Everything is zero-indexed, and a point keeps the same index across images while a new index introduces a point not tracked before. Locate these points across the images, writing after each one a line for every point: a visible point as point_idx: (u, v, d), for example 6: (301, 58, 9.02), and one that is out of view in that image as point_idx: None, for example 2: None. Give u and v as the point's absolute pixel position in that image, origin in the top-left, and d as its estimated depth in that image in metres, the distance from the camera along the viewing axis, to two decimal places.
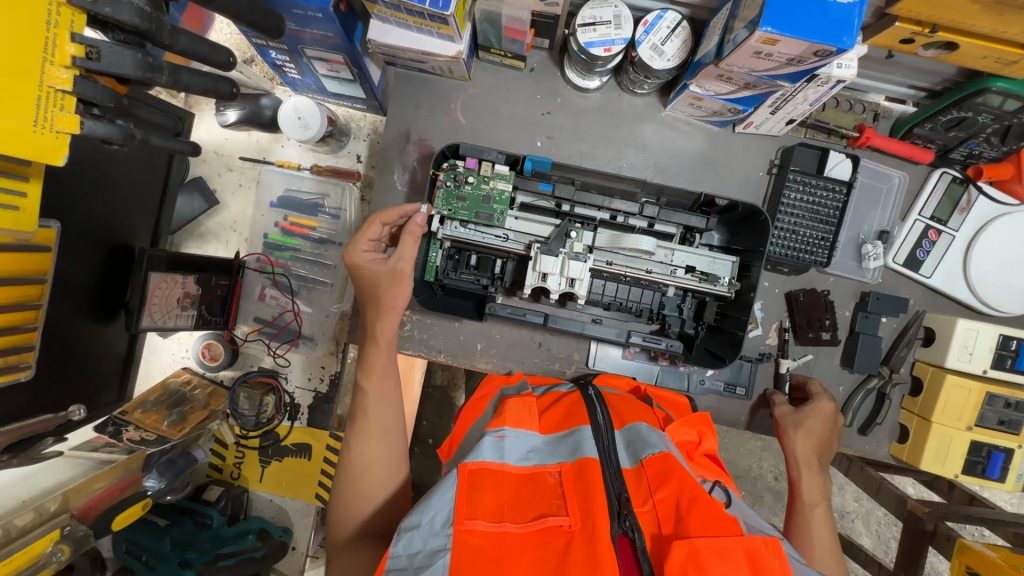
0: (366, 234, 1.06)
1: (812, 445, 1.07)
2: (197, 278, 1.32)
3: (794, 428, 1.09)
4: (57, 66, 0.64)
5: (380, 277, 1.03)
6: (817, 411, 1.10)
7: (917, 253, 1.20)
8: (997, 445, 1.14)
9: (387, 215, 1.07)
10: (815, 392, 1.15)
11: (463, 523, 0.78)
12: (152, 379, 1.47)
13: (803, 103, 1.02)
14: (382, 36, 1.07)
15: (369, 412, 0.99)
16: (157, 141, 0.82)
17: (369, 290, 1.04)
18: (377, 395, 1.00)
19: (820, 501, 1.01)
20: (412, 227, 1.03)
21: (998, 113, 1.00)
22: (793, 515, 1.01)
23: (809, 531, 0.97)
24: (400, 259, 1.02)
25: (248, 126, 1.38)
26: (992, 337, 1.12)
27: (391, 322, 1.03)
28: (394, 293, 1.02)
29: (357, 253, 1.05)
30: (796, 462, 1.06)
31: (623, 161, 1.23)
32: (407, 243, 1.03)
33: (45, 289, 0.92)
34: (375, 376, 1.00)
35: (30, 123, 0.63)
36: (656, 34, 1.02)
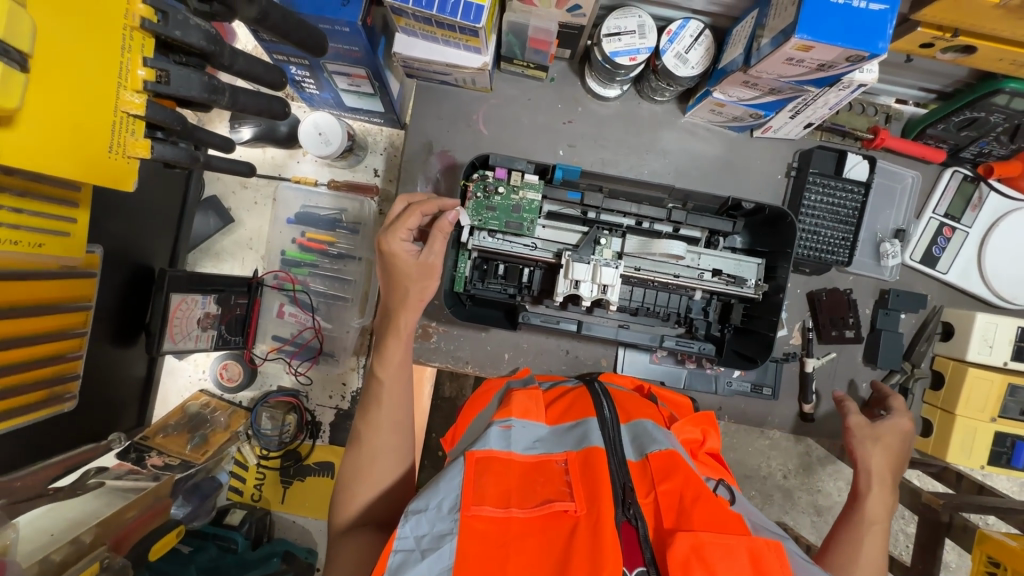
0: (407, 221, 0.99)
1: (888, 462, 1.02)
2: (217, 298, 1.30)
3: (871, 441, 1.04)
4: (129, 90, 0.63)
5: (411, 270, 1.01)
6: (897, 426, 1.07)
7: (933, 250, 1.23)
8: (1019, 435, 1.16)
9: (425, 204, 1.02)
10: (893, 408, 1.11)
11: (470, 508, 0.78)
12: (169, 403, 1.43)
13: (823, 107, 1.05)
14: (407, 49, 1.07)
15: (382, 404, 0.97)
16: (217, 162, 0.85)
17: (396, 280, 1.02)
18: (392, 389, 0.98)
19: (882, 520, 0.96)
20: (442, 223, 1.00)
21: (1008, 112, 1.04)
22: (843, 526, 0.96)
23: (858, 547, 0.92)
24: (432, 253, 1.01)
25: (263, 142, 1.37)
26: (1012, 329, 1.15)
27: (413, 316, 1.02)
28: (423, 287, 1.02)
29: (393, 240, 1.00)
30: (869, 474, 1.00)
31: (644, 167, 1.25)
32: (439, 240, 1.02)
33: (88, 316, 0.98)
34: (391, 370, 0.99)
35: (106, 149, 0.63)
36: (680, 42, 1.04)
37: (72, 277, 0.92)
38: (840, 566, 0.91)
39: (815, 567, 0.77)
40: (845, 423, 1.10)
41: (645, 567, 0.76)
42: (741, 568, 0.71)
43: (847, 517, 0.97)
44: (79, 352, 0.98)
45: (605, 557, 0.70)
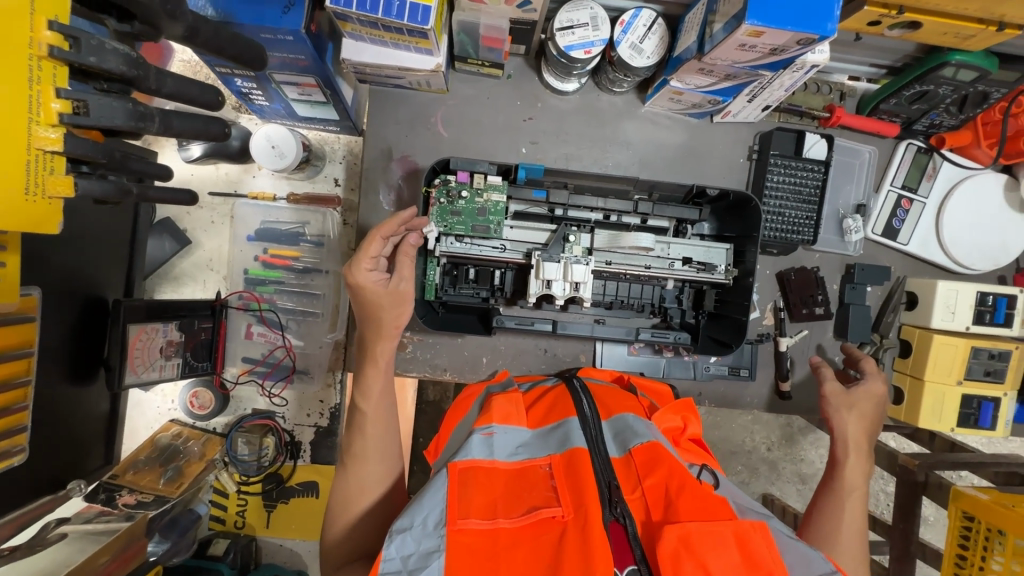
0: (368, 249, 0.94)
1: (863, 427, 1.03)
2: (179, 325, 1.26)
3: (845, 407, 1.04)
4: (42, 126, 0.59)
5: (382, 299, 0.96)
6: (871, 391, 1.06)
7: (893, 222, 1.26)
8: (985, 396, 1.20)
9: (386, 227, 0.96)
10: (867, 371, 1.10)
11: (456, 522, 0.76)
12: (139, 436, 1.39)
13: (778, 89, 1.06)
14: (356, 54, 1.03)
15: (366, 433, 0.95)
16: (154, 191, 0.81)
17: (369, 311, 0.98)
18: (376, 419, 0.96)
19: (859, 487, 0.97)
20: (408, 247, 0.99)
21: (956, 84, 1.07)
22: (825, 495, 0.97)
23: (839, 516, 0.93)
24: (403, 280, 0.98)
25: (215, 159, 1.32)
26: (970, 295, 1.18)
27: (390, 345, 0.99)
28: (397, 313, 0.98)
29: (359, 272, 0.95)
30: (845, 443, 1.00)
31: (608, 160, 1.24)
32: (407, 263, 0.99)
33: (31, 363, 0.93)
34: (372, 398, 0.96)
35: (23, 191, 0.59)
36: (634, 33, 1.03)
37: (13, 324, 0.88)
38: (822, 535, 0.93)
39: (802, 543, 0.75)
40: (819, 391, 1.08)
41: (636, 565, 0.75)
42: (730, 554, 0.71)
43: (827, 486, 0.98)
44: (25, 402, 0.93)
45: (595, 559, 0.70)
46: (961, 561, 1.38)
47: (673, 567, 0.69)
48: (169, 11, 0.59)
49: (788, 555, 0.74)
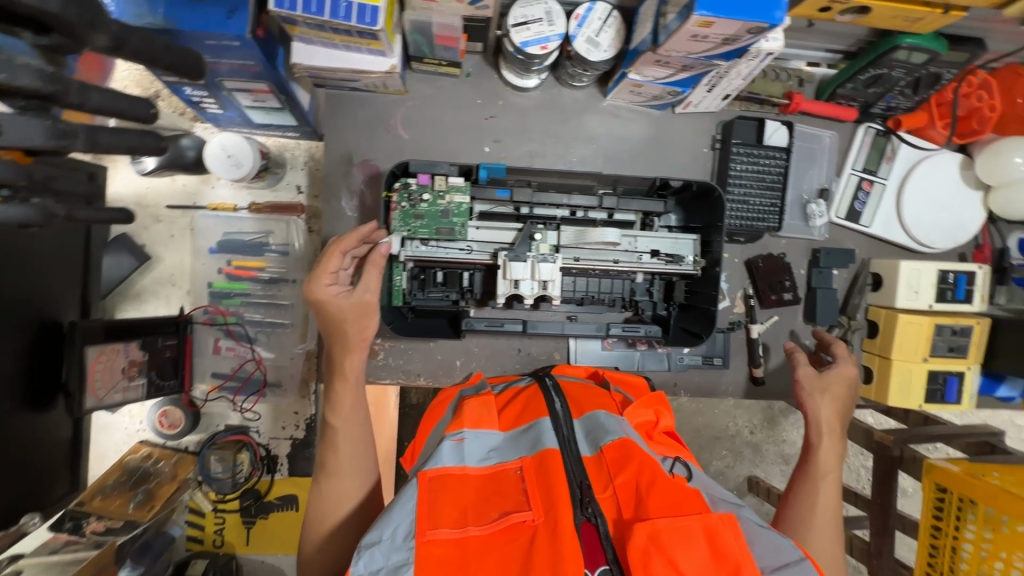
0: (328, 265, 0.94)
1: (836, 411, 1.04)
2: (141, 343, 1.22)
3: (818, 391, 1.05)
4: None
5: (345, 312, 0.95)
6: (843, 373, 1.07)
7: (856, 205, 1.28)
8: (950, 371, 1.23)
9: (345, 243, 0.96)
10: (837, 354, 1.11)
11: (425, 534, 0.75)
12: (108, 459, 1.35)
13: (736, 78, 1.06)
14: (307, 58, 1.01)
15: (339, 450, 0.93)
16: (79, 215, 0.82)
17: (334, 326, 0.97)
18: (348, 434, 0.94)
19: (833, 470, 0.98)
20: (375, 257, 0.97)
21: (908, 66, 1.08)
22: (800, 481, 0.97)
23: (814, 500, 0.94)
24: (367, 289, 0.97)
25: (170, 171, 1.29)
26: (932, 273, 1.21)
27: (359, 357, 0.98)
28: (362, 325, 0.97)
29: (318, 287, 0.94)
30: (818, 427, 1.02)
31: (573, 155, 1.23)
32: (372, 273, 0.98)
33: None
34: (343, 413, 0.95)
35: None
36: (589, 26, 1.02)
37: None
38: (797, 520, 0.94)
39: (773, 531, 0.76)
40: (793, 376, 1.10)
41: (608, 565, 0.75)
42: (700, 549, 0.71)
43: (802, 471, 0.99)
44: None
45: (565, 562, 0.70)
46: (936, 533, 1.34)
47: (643, 566, 0.69)
48: (90, 23, 0.56)
49: (758, 545, 0.74)
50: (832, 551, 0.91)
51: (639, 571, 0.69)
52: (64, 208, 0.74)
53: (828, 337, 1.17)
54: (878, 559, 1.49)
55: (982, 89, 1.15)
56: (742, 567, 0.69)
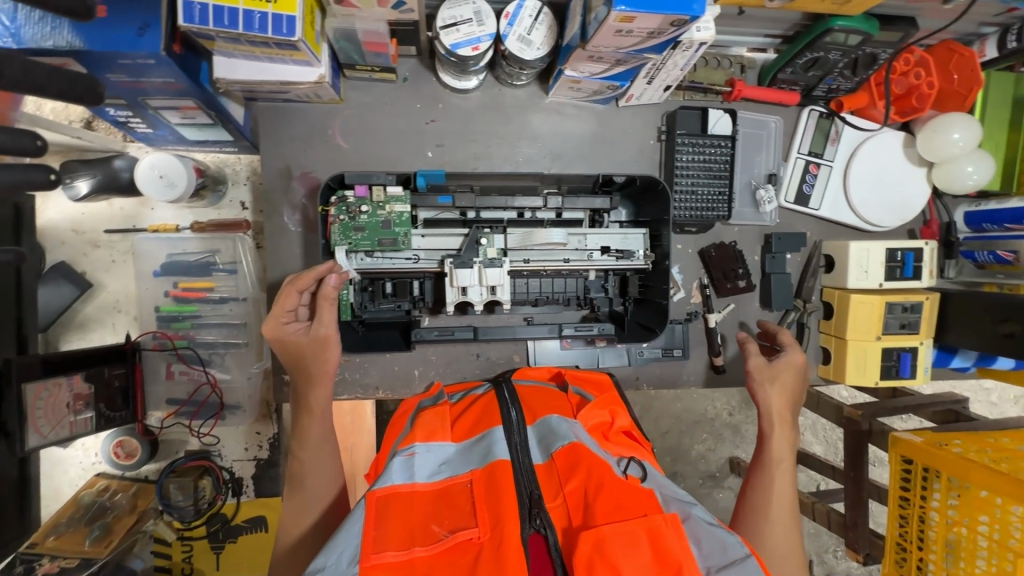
0: (283, 303, 0.95)
1: (786, 400, 1.04)
2: (86, 375, 1.17)
3: (768, 381, 1.05)
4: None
5: (303, 347, 0.95)
6: (790, 362, 1.07)
7: (804, 188, 1.28)
8: (904, 347, 1.24)
9: (301, 281, 0.96)
10: (785, 343, 1.11)
11: (370, 558, 0.73)
12: (64, 495, 1.33)
13: (674, 69, 1.05)
14: (231, 73, 0.98)
15: (307, 484, 0.91)
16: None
17: (295, 362, 0.96)
18: (316, 466, 0.92)
19: (785, 457, 0.99)
20: (327, 293, 0.95)
21: (845, 49, 1.09)
22: (756, 471, 0.98)
23: (770, 486, 0.95)
24: (323, 325, 0.96)
25: (105, 194, 1.25)
26: (881, 252, 1.23)
27: (325, 391, 0.96)
28: (323, 361, 0.96)
29: (276, 326, 0.95)
30: (771, 416, 1.02)
31: (518, 155, 1.21)
32: (327, 309, 0.97)
33: None
34: (311, 446, 0.93)
35: None
36: (520, 24, 1.00)
37: None
38: (754, 509, 0.94)
39: (721, 529, 0.77)
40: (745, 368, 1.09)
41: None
42: (643, 552, 0.72)
43: (757, 460, 0.99)
44: None
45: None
46: (904, 503, 1.32)
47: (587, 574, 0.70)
48: None
49: (705, 543, 0.75)
50: (788, 542, 0.91)
51: None
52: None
53: (773, 327, 1.18)
54: (852, 531, 1.45)
55: (919, 66, 1.17)
56: (684, 568, 0.70)
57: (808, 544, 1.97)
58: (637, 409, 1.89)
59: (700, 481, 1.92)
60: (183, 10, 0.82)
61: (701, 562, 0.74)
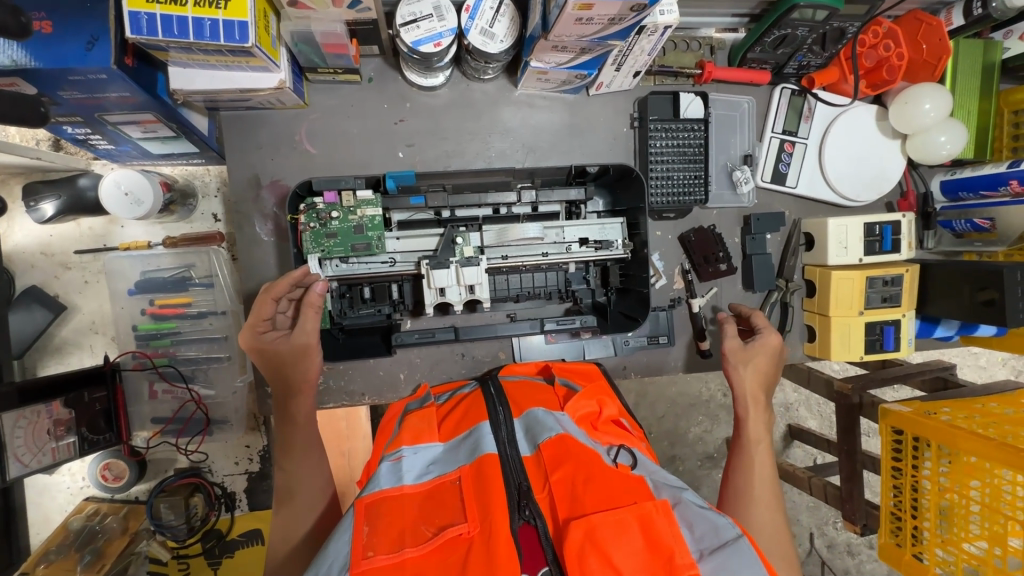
0: (259, 312, 0.94)
1: (759, 381, 1.07)
2: (65, 400, 1.15)
3: (742, 363, 1.08)
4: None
5: (284, 355, 0.94)
6: (767, 345, 1.09)
7: (780, 167, 1.27)
8: (887, 320, 1.24)
9: (277, 287, 0.95)
10: (761, 326, 1.13)
11: (360, 564, 0.72)
12: (54, 521, 1.31)
13: (641, 55, 1.04)
14: (187, 83, 0.94)
15: (295, 492, 0.90)
16: None
17: (274, 371, 0.95)
18: (304, 475, 0.91)
19: (764, 437, 1.01)
20: (312, 298, 0.95)
21: (813, 24, 1.08)
22: (737, 453, 0.99)
23: (752, 468, 0.96)
24: (305, 332, 0.95)
25: (73, 214, 1.22)
26: (859, 227, 1.23)
27: (309, 400, 0.95)
28: (303, 367, 0.95)
29: (254, 336, 0.95)
30: (744, 399, 1.04)
31: (491, 150, 1.19)
32: (310, 315, 0.96)
33: None
34: (297, 455, 0.92)
35: None
36: (481, 17, 0.98)
37: None
38: (740, 494, 0.94)
39: (712, 512, 0.77)
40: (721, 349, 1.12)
41: (548, 567, 0.74)
42: (634, 539, 0.71)
43: (736, 443, 1.01)
44: None
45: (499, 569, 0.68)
46: (897, 472, 1.32)
47: (579, 563, 0.69)
48: None
49: (697, 526, 0.75)
50: (773, 521, 0.91)
51: (575, 569, 0.69)
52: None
53: (746, 310, 1.21)
54: (849, 504, 1.45)
55: (888, 38, 1.17)
56: (676, 553, 0.69)
57: (808, 518, 1.99)
58: (632, 395, 1.90)
59: (697, 463, 1.93)
60: (129, 22, 0.80)
61: (693, 546, 0.73)
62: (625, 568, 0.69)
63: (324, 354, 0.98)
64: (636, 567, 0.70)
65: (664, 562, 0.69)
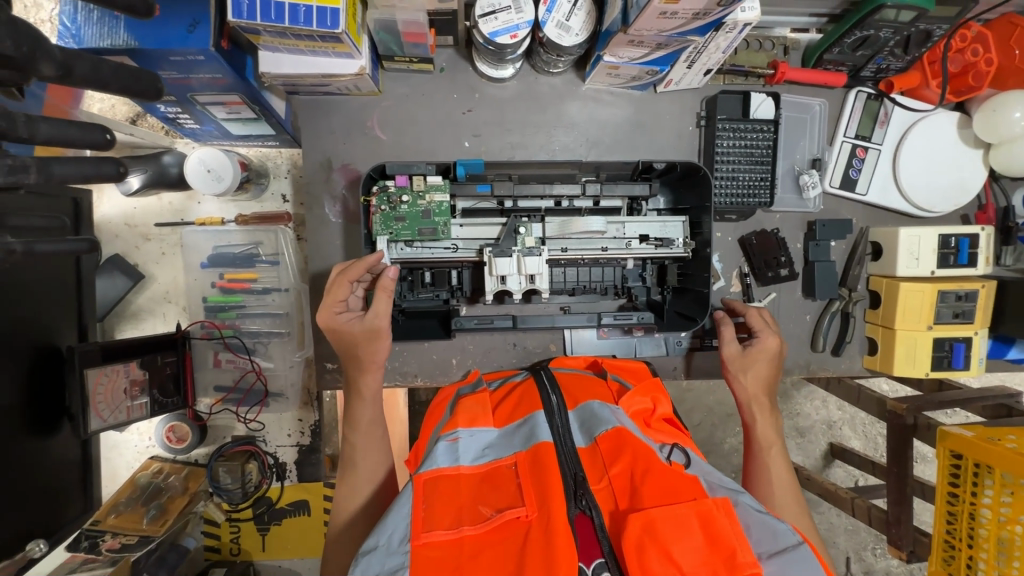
0: (335, 294, 0.96)
1: (761, 385, 1.07)
2: (141, 362, 1.23)
3: (740, 370, 1.07)
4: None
5: (356, 336, 0.97)
6: (765, 347, 1.08)
7: (850, 173, 1.24)
8: (957, 337, 1.20)
9: (353, 270, 0.98)
10: (757, 327, 1.11)
11: (420, 537, 0.74)
12: (121, 477, 1.40)
13: (716, 52, 1.03)
14: (275, 67, 0.99)
15: (358, 468, 0.93)
16: (44, 248, 0.64)
17: (346, 350, 0.98)
18: (368, 452, 0.94)
19: (775, 440, 1.01)
20: (384, 283, 0.98)
21: (897, 26, 1.04)
22: (750, 461, 1.00)
23: (768, 475, 0.96)
24: (376, 315, 0.97)
25: (155, 189, 1.29)
26: (933, 238, 1.18)
27: (375, 379, 0.99)
28: (373, 349, 0.98)
29: (329, 316, 0.97)
30: (749, 405, 1.05)
31: (555, 143, 1.20)
32: (382, 299, 0.98)
33: None
34: (363, 433, 0.96)
35: None
36: (559, 11, 0.99)
37: None
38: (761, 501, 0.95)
39: (770, 517, 0.75)
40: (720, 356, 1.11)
41: (604, 558, 0.74)
42: (694, 536, 0.70)
43: (749, 451, 1.01)
44: None
45: (559, 555, 0.68)
46: (953, 499, 1.27)
47: (638, 556, 0.69)
48: (30, 53, 0.54)
49: (754, 530, 0.74)
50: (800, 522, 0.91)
51: (635, 563, 0.69)
52: (25, 241, 0.62)
53: (740, 304, 1.17)
54: (895, 529, 1.38)
55: (977, 43, 1.12)
56: (739, 552, 0.68)
57: (845, 542, 1.92)
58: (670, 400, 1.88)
59: (733, 474, 1.90)
60: (231, 6, 0.84)
61: (753, 548, 0.72)
62: (684, 564, 0.69)
63: (393, 338, 1.00)
64: (694, 563, 0.69)
65: (722, 562, 0.68)
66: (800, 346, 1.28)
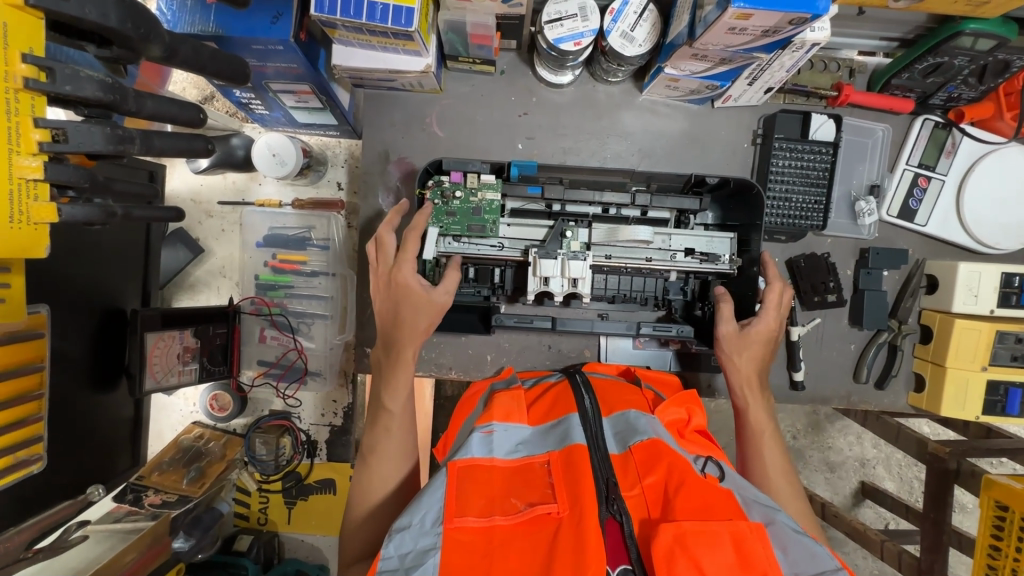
0: (412, 252, 1.01)
1: (755, 365, 1.06)
2: (194, 330, 1.30)
3: (737, 349, 1.05)
4: (24, 155, 0.62)
5: (422, 305, 1.00)
6: (765, 328, 1.05)
7: (910, 203, 1.21)
8: (1013, 381, 1.15)
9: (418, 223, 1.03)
10: (762, 304, 1.06)
11: (453, 520, 0.76)
12: (165, 437, 1.48)
13: (779, 71, 1.02)
14: (346, 60, 1.04)
15: (391, 430, 0.97)
16: (140, 214, 0.79)
17: (403, 309, 1.00)
18: (401, 420, 0.98)
19: (767, 424, 1.03)
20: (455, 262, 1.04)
21: (973, 54, 1.00)
22: (745, 446, 1.03)
23: (763, 462, 0.99)
24: (445, 293, 1.02)
25: (222, 169, 1.36)
26: (995, 277, 1.13)
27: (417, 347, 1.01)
28: (433, 323, 1.02)
29: (406, 271, 1.01)
30: (739, 389, 1.05)
31: (607, 151, 1.21)
32: (452, 277, 1.03)
33: (43, 376, 0.99)
34: (400, 398, 0.98)
35: (7, 220, 0.62)
36: (624, 21, 1.00)
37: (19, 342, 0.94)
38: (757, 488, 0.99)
39: (807, 538, 0.73)
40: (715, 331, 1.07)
41: (629, 564, 0.75)
42: (725, 553, 0.70)
43: (744, 436, 1.04)
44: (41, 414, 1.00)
45: (589, 554, 0.69)
46: (994, 554, 1.20)
47: (667, 564, 0.69)
48: (143, 35, 0.59)
49: (790, 551, 0.72)
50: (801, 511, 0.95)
51: (663, 571, 0.69)
52: (125, 206, 0.74)
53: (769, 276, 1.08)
54: None
55: None
56: None
57: None
58: None
59: None
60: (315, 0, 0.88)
61: (786, 569, 0.71)
62: None
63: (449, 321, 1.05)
64: None
65: None
66: (841, 375, 1.25)
